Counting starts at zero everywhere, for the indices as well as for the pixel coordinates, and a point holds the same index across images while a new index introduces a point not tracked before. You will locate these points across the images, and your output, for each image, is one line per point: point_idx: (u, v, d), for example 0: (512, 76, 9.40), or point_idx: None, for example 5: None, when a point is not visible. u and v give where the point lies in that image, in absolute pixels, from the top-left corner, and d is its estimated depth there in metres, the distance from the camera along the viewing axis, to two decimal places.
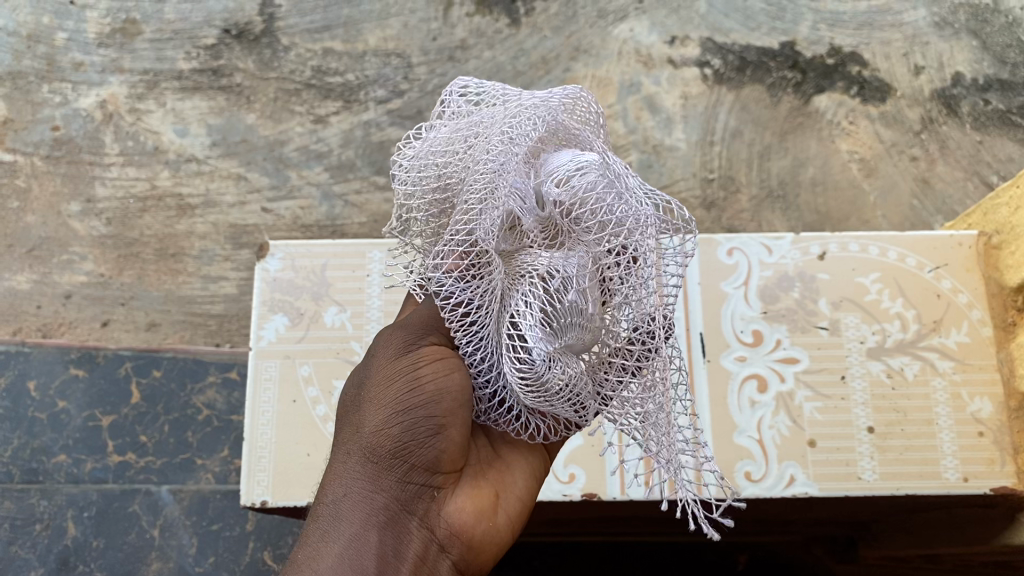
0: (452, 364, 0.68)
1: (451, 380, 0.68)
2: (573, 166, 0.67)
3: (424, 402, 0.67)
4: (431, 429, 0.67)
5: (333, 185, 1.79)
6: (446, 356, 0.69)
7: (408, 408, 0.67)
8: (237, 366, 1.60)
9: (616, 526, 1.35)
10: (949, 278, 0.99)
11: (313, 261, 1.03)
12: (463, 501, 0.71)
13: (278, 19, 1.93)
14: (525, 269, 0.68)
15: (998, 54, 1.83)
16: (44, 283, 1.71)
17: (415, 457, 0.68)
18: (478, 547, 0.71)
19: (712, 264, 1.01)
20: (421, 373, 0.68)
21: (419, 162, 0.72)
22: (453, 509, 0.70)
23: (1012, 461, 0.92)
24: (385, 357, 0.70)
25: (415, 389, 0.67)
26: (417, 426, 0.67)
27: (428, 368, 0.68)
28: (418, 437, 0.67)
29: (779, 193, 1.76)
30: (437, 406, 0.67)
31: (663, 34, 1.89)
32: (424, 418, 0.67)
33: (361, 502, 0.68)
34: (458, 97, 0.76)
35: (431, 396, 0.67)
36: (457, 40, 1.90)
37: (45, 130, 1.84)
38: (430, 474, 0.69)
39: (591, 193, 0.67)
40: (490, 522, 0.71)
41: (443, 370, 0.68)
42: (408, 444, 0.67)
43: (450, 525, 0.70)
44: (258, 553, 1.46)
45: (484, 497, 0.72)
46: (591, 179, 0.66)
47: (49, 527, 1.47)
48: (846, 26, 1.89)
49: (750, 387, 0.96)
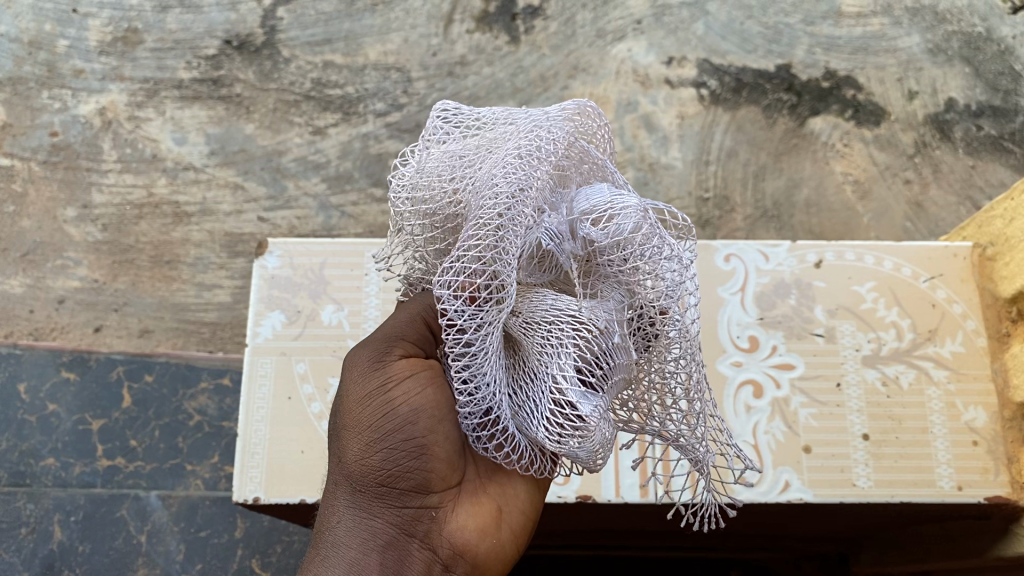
0: (424, 379, 0.67)
1: (423, 397, 0.66)
2: (608, 205, 0.65)
3: (399, 426, 0.66)
4: (412, 452, 0.66)
5: (330, 196, 1.80)
6: (421, 373, 0.67)
7: (384, 434, 0.66)
8: (230, 373, 1.59)
9: (609, 539, 1.34)
10: (945, 288, 1.00)
11: (311, 260, 1.03)
12: (464, 518, 0.70)
13: (279, 31, 1.94)
14: (545, 308, 0.64)
15: (990, 82, 1.86)
16: (37, 287, 1.70)
17: (403, 482, 0.67)
18: (484, 564, 0.71)
19: (710, 270, 1.02)
20: (392, 397, 0.66)
21: (426, 185, 0.67)
22: (455, 527, 0.69)
23: (1006, 471, 0.92)
24: (356, 382, 0.68)
25: (389, 415, 0.66)
26: (398, 452, 0.66)
27: (397, 390, 0.66)
28: (402, 462, 0.67)
29: (773, 214, 1.77)
30: (415, 427, 0.66)
31: (661, 54, 1.91)
32: (402, 442, 0.66)
33: (357, 529, 0.68)
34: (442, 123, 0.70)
35: (406, 419, 0.66)
36: (457, 55, 1.92)
37: (43, 135, 1.84)
38: (423, 495, 0.68)
39: (635, 235, 0.65)
40: (493, 539, 0.71)
41: (414, 389, 0.66)
42: (392, 471, 0.67)
43: (453, 543, 0.69)
44: (246, 561, 1.45)
45: (486, 512, 0.71)
46: (631, 225, 0.65)
47: (34, 531, 1.46)
48: (842, 50, 1.91)
49: (747, 392, 0.97)
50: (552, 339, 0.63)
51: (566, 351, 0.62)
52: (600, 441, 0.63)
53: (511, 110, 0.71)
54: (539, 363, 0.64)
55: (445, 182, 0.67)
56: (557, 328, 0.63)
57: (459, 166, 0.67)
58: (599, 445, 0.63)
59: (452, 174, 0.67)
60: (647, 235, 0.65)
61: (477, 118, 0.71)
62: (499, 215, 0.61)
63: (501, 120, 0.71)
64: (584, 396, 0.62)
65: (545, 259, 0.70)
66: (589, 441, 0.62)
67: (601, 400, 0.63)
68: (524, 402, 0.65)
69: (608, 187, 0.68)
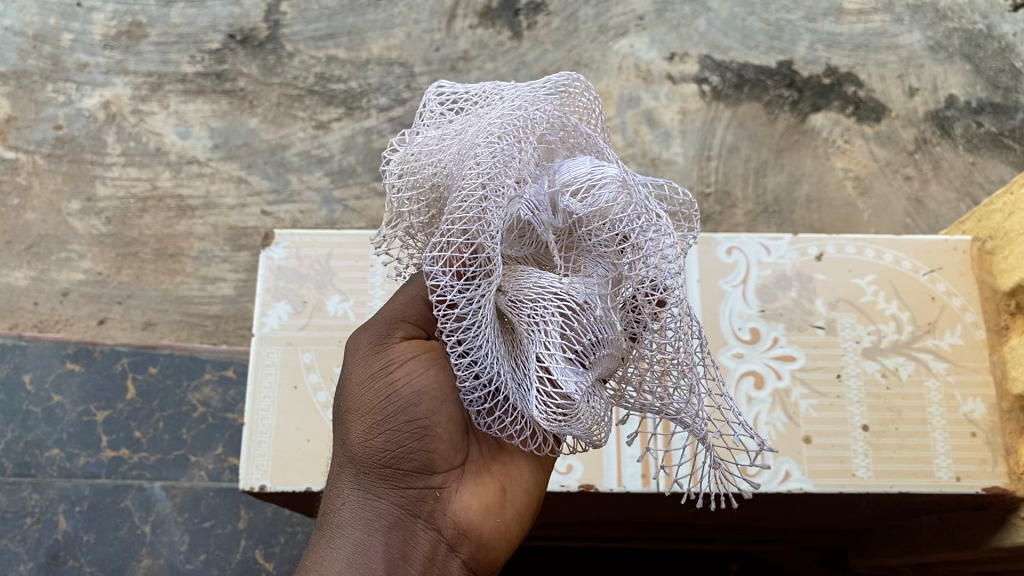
0: (425, 361, 0.68)
1: (424, 378, 0.67)
2: (590, 179, 0.66)
3: (402, 407, 0.67)
4: (416, 433, 0.68)
5: (333, 190, 1.81)
6: (420, 354, 0.68)
7: (388, 416, 0.68)
8: (234, 365, 1.60)
9: (611, 531, 1.36)
10: (944, 281, 1.01)
11: (317, 251, 1.04)
12: (468, 499, 0.70)
13: (283, 26, 1.95)
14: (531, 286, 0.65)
15: (991, 79, 1.87)
16: (42, 279, 1.71)
17: (407, 462, 0.68)
18: (488, 544, 0.71)
19: (712, 263, 1.03)
20: (394, 379, 0.67)
21: (413, 164, 0.68)
22: (459, 507, 0.70)
23: (1004, 462, 0.93)
24: (359, 365, 0.69)
25: (391, 397, 0.67)
26: (402, 433, 0.68)
27: (399, 372, 0.67)
28: (406, 443, 0.68)
29: (774, 209, 1.78)
30: (418, 408, 0.67)
31: (662, 51, 1.92)
32: (405, 423, 0.67)
33: (362, 510, 0.69)
34: (433, 102, 0.71)
35: (409, 400, 0.67)
36: (460, 51, 1.93)
37: (47, 128, 1.85)
38: (427, 476, 0.69)
39: (614, 206, 0.66)
40: (497, 519, 0.71)
41: (416, 370, 0.67)
42: (396, 451, 0.68)
43: (458, 523, 0.70)
44: (250, 551, 1.46)
45: (490, 492, 0.71)
46: (610, 196, 0.65)
47: (40, 521, 1.47)
48: (843, 47, 1.92)
49: (748, 383, 0.97)
50: (540, 318, 0.64)
51: (551, 329, 0.63)
52: (591, 418, 0.64)
53: (499, 85, 0.72)
54: (528, 343, 0.65)
55: (431, 159, 0.68)
56: (542, 304, 0.64)
57: (446, 142, 0.69)
58: (588, 421, 0.63)
59: (438, 150, 0.68)
60: (628, 205, 0.65)
61: (467, 97, 0.72)
62: (482, 189, 0.63)
63: (489, 98, 0.71)
64: (569, 371, 0.63)
65: (525, 232, 0.71)
66: (578, 418, 0.63)
67: (589, 374, 0.64)
68: (520, 380, 0.65)
69: (591, 159, 0.68)
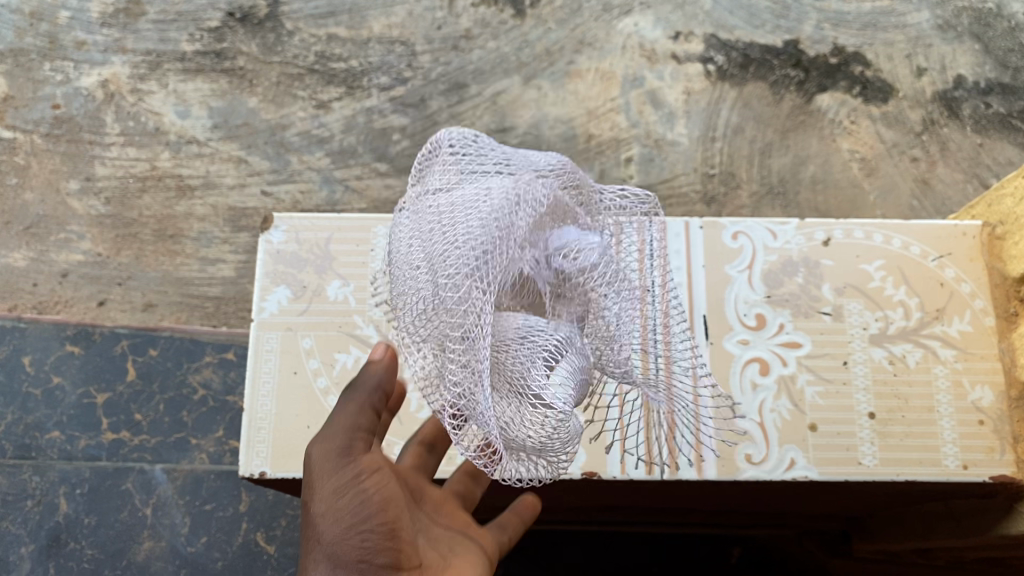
0: (385, 474, 0.75)
1: (387, 488, 0.74)
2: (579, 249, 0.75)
3: (372, 507, 0.72)
4: (385, 530, 0.72)
5: (334, 170, 1.79)
6: (380, 469, 0.75)
7: (359, 517, 0.72)
8: (234, 348, 1.59)
9: (614, 514, 1.35)
10: (954, 267, 1.00)
11: (317, 235, 1.02)
12: None
13: (282, 3, 1.93)
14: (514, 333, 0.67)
15: (1000, 59, 1.85)
16: (40, 261, 1.70)
17: (379, 557, 0.72)
18: None
19: (717, 248, 1.02)
20: (362, 486, 0.73)
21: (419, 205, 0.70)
22: None
23: (1012, 450, 0.91)
24: (319, 479, 0.74)
25: (361, 498, 0.72)
26: (374, 531, 0.72)
27: (366, 481, 0.73)
28: (379, 541, 0.72)
29: (779, 190, 1.76)
30: (385, 511, 0.73)
31: (667, 29, 1.90)
32: (376, 524, 0.72)
33: None
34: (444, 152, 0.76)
35: (376, 503, 0.73)
36: (462, 29, 1.90)
37: (45, 108, 1.83)
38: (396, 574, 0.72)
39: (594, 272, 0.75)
40: None
41: (380, 479, 0.74)
42: (370, 546, 0.71)
43: None
44: (252, 534, 1.46)
45: None
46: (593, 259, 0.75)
47: (40, 504, 1.47)
48: (850, 26, 1.89)
49: (753, 370, 0.96)
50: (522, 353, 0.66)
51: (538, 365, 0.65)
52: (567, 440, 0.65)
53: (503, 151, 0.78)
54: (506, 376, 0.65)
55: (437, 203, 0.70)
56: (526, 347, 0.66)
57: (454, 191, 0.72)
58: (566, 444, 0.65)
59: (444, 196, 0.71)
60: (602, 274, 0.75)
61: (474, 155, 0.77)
62: (495, 237, 0.66)
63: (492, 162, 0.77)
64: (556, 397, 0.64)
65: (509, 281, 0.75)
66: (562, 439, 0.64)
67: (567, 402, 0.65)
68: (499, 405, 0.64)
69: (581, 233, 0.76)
